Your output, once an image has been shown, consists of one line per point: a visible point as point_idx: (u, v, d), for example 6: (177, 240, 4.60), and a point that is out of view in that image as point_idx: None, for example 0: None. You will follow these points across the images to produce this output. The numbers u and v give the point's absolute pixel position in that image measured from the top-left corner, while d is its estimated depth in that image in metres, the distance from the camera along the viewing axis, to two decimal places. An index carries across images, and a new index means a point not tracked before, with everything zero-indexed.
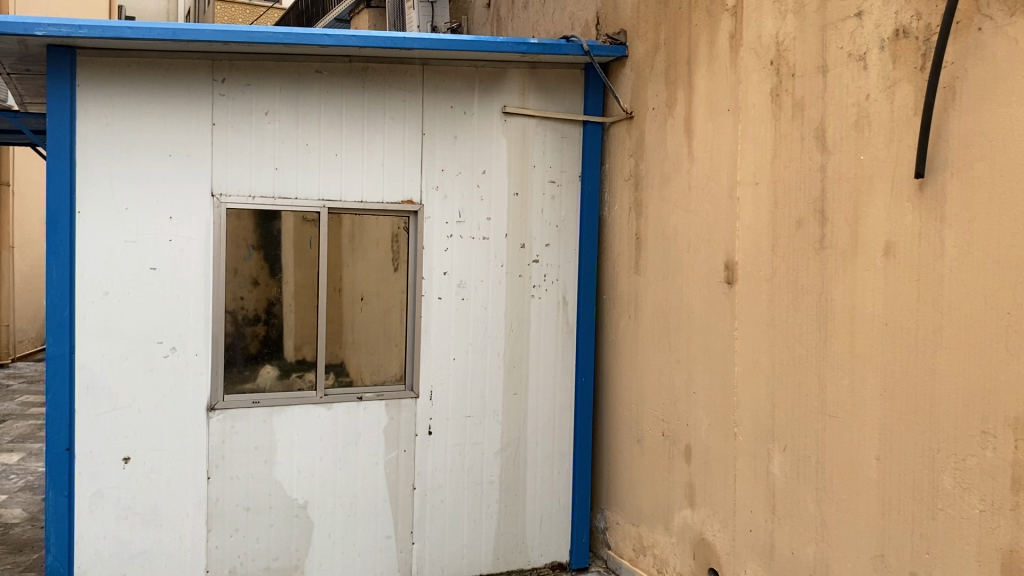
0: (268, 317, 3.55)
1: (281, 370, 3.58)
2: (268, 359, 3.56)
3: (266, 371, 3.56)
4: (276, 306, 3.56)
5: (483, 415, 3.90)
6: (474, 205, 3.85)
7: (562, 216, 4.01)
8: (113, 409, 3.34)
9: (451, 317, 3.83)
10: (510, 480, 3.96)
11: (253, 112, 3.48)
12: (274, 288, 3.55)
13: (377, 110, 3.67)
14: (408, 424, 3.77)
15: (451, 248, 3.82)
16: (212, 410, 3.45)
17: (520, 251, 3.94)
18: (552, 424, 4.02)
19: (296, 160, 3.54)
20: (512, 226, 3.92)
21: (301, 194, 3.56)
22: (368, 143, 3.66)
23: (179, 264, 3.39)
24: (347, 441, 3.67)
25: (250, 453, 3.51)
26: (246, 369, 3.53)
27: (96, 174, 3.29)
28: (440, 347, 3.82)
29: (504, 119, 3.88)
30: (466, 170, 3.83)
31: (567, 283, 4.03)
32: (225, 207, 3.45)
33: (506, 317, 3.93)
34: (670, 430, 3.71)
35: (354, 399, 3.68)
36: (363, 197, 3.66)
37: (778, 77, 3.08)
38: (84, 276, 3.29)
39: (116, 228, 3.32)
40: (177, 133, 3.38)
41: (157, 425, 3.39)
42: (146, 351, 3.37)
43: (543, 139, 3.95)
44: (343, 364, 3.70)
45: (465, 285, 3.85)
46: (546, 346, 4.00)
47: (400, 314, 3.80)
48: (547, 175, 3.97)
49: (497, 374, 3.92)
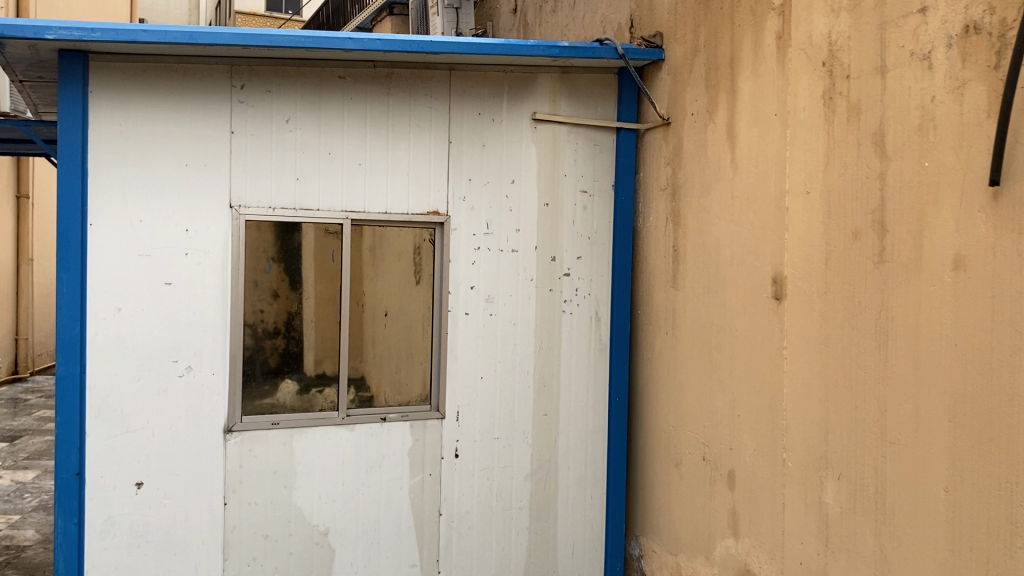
0: (286, 331, 3.39)
1: (300, 385, 3.42)
2: (287, 374, 3.40)
3: (285, 386, 3.39)
4: (297, 319, 3.40)
5: (511, 437, 3.71)
6: (503, 216, 3.67)
7: (595, 228, 3.81)
8: (126, 431, 3.17)
9: (478, 333, 3.65)
10: (541, 506, 3.76)
11: (274, 119, 3.32)
12: (293, 301, 3.38)
13: (402, 117, 3.50)
14: (433, 446, 3.58)
15: (478, 261, 3.63)
16: (230, 432, 3.28)
17: (551, 265, 3.74)
18: (585, 447, 3.82)
19: (318, 170, 3.38)
20: (542, 238, 3.73)
21: (323, 205, 3.39)
22: (393, 152, 3.49)
23: (196, 279, 3.23)
24: (370, 464, 3.49)
25: (269, 477, 3.34)
26: (266, 383, 3.37)
27: (109, 184, 3.14)
28: (467, 366, 3.63)
29: (534, 126, 3.69)
30: (495, 180, 3.65)
31: (599, 298, 3.83)
32: (245, 219, 3.29)
33: (536, 333, 3.73)
34: (711, 454, 3.51)
35: (378, 420, 3.50)
36: (387, 208, 3.49)
37: (831, 79, 2.88)
38: (96, 291, 3.13)
39: (130, 242, 3.16)
40: (194, 142, 3.22)
41: (172, 449, 3.22)
42: (160, 370, 3.20)
43: (575, 147, 3.76)
44: (364, 379, 3.53)
45: (493, 300, 3.66)
46: (577, 364, 3.80)
47: (427, 331, 3.61)
48: (579, 185, 3.78)
49: (526, 394, 3.73)
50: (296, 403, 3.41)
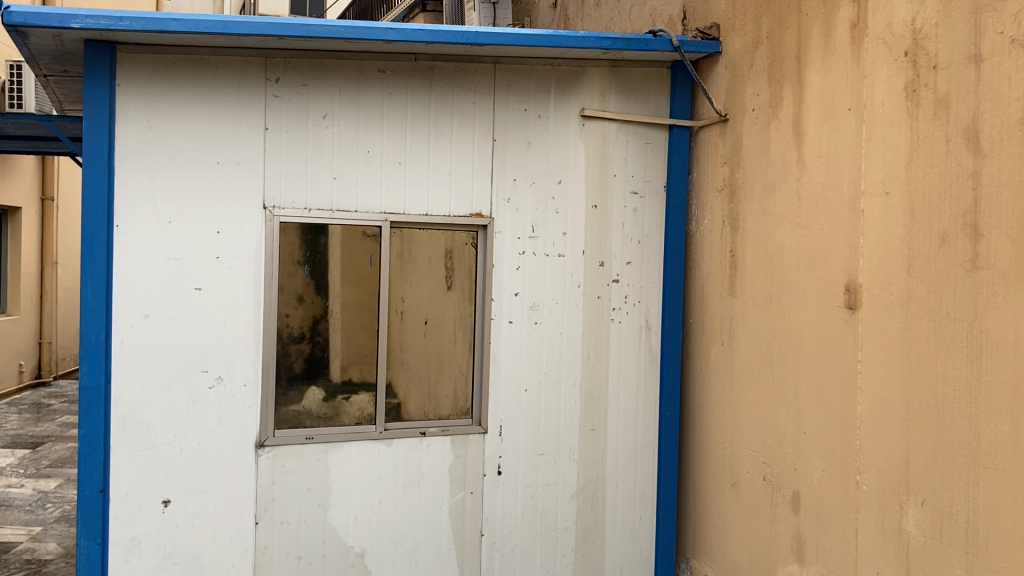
0: (312, 336, 3.19)
1: (328, 393, 3.21)
2: (314, 381, 3.19)
3: (312, 393, 3.19)
4: (323, 323, 3.20)
5: (557, 454, 3.48)
6: (549, 219, 3.45)
7: (645, 231, 3.58)
8: (153, 446, 2.99)
9: (523, 343, 3.43)
10: (588, 527, 3.54)
11: (310, 115, 3.13)
12: (319, 306, 3.19)
13: (444, 114, 3.30)
14: (475, 463, 3.37)
15: (523, 266, 3.42)
16: (262, 447, 3.09)
17: (599, 270, 3.52)
18: (634, 464, 3.59)
19: (356, 169, 3.18)
20: (590, 242, 3.51)
21: (361, 206, 3.20)
22: (434, 151, 3.29)
23: (228, 284, 3.05)
24: (409, 481, 3.28)
25: (303, 494, 3.14)
26: (292, 391, 3.16)
27: (137, 184, 2.96)
28: (510, 377, 3.41)
29: (582, 123, 3.47)
30: (541, 180, 3.43)
31: (650, 306, 3.60)
32: (279, 221, 3.10)
33: (583, 343, 3.51)
34: (773, 474, 3.28)
35: (417, 435, 3.29)
36: (428, 210, 3.29)
37: (914, 70, 2.63)
38: (122, 297, 2.95)
39: (159, 245, 2.98)
40: (226, 139, 3.04)
41: (201, 465, 3.04)
42: (189, 381, 3.02)
43: (625, 145, 3.54)
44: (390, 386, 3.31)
45: (539, 308, 3.45)
46: (626, 376, 3.57)
47: (469, 340, 3.41)
48: (630, 185, 3.55)
49: (572, 408, 3.50)
50: (328, 414, 3.20)
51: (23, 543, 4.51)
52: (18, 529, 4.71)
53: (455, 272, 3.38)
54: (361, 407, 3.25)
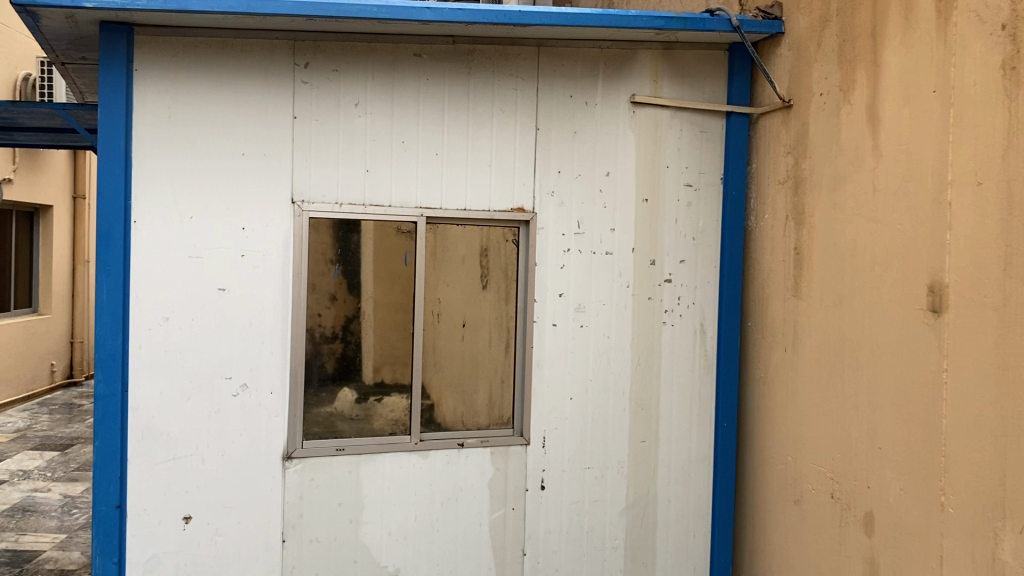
0: (345, 335, 2.97)
1: (361, 394, 3.00)
2: (347, 382, 2.99)
3: (344, 394, 2.98)
4: (355, 323, 2.98)
5: (605, 468, 3.22)
6: (597, 214, 3.17)
7: (701, 226, 3.31)
8: (173, 459, 2.78)
9: (568, 348, 3.17)
10: (638, 545, 3.28)
11: (341, 103, 2.90)
12: (353, 304, 2.97)
13: (484, 101, 3.04)
14: (517, 477, 3.13)
15: (568, 265, 3.15)
16: (289, 459, 2.88)
17: (650, 269, 3.24)
18: (687, 478, 3.33)
19: (389, 161, 2.95)
20: (641, 239, 3.23)
21: (395, 201, 2.96)
22: (473, 141, 3.04)
23: (253, 285, 2.83)
24: (446, 496, 3.05)
25: (333, 510, 2.92)
26: (323, 391, 2.96)
27: (155, 177, 2.75)
28: (554, 385, 3.16)
29: (632, 110, 3.20)
30: (588, 172, 3.16)
31: (705, 307, 3.32)
32: (308, 217, 2.88)
33: (632, 348, 3.24)
34: (842, 493, 2.99)
35: (454, 446, 3.06)
36: (467, 204, 3.05)
37: (1012, 45, 2.26)
38: (141, 299, 2.74)
39: (180, 243, 2.77)
40: (251, 129, 2.82)
41: (224, 479, 2.82)
42: (212, 389, 2.81)
43: (679, 133, 3.27)
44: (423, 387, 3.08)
45: (585, 310, 3.18)
46: (680, 384, 3.31)
47: (511, 344, 3.17)
48: (684, 177, 3.28)
49: (621, 418, 3.24)
50: (363, 416, 2.99)
51: (47, 551, 4.35)
52: (41, 537, 4.56)
53: (495, 271, 3.14)
54: (395, 407, 3.03)
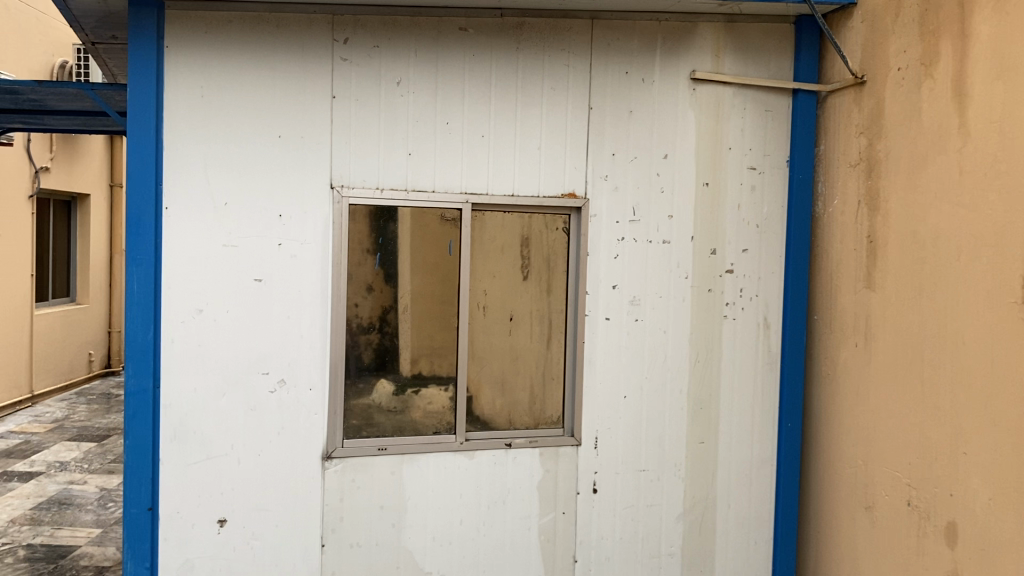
0: (381, 326, 2.78)
1: (399, 386, 2.81)
2: (384, 373, 2.80)
3: (382, 386, 2.80)
4: (392, 313, 2.79)
5: (661, 471, 3.03)
6: (653, 200, 2.96)
7: (765, 213, 3.10)
8: (207, 459, 2.63)
9: (622, 343, 2.97)
10: (695, 553, 3.09)
11: (383, 81, 2.71)
12: (390, 295, 2.78)
13: (533, 79, 2.84)
14: (568, 480, 2.94)
15: (623, 254, 2.95)
16: (329, 459, 2.71)
17: (710, 259, 3.04)
18: (749, 482, 3.13)
19: (433, 143, 2.76)
20: (701, 226, 3.02)
21: (439, 186, 2.77)
22: (523, 122, 2.83)
23: (292, 276, 2.66)
24: (493, 500, 2.86)
25: (375, 514, 2.75)
26: (361, 382, 2.77)
27: (188, 160, 2.58)
28: (607, 383, 2.96)
29: (692, 87, 2.99)
30: (645, 154, 2.95)
31: (769, 300, 3.11)
32: (348, 203, 2.69)
33: (690, 343, 3.03)
34: (921, 501, 2.72)
35: (502, 447, 2.87)
36: (516, 190, 2.85)
37: None
38: (173, 291, 2.59)
39: (214, 230, 2.61)
40: (286, 109, 2.64)
41: (261, 481, 2.67)
42: (249, 385, 2.65)
43: (742, 114, 3.05)
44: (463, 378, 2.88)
45: (640, 303, 2.97)
46: (742, 381, 3.10)
47: (553, 336, 2.96)
48: (747, 160, 3.07)
49: (679, 418, 3.04)
50: (400, 409, 2.81)
51: (82, 547, 4.25)
52: (78, 532, 4.47)
53: (538, 260, 2.93)
54: (433, 400, 2.84)
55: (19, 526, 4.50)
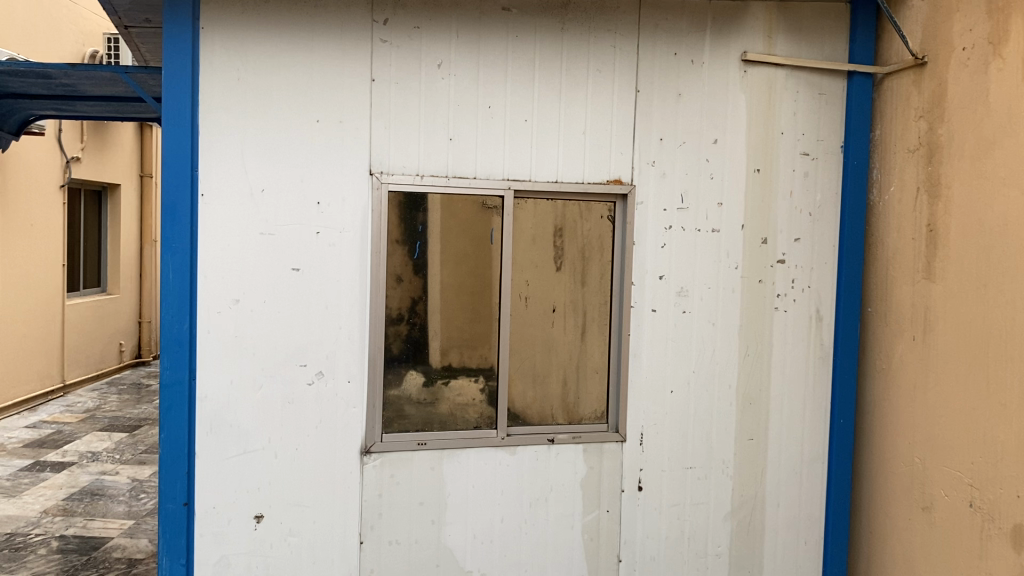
0: (410, 317, 2.69)
1: (428, 377, 2.72)
2: (413, 365, 2.71)
3: (412, 377, 2.71)
4: (421, 304, 2.70)
5: (708, 468, 2.92)
6: (702, 187, 2.85)
7: (818, 201, 2.98)
8: (243, 453, 2.54)
9: (668, 335, 2.86)
10: (743, 553, 2.98)
11: (423, 63, 2.61)
12: (419, 285, 2.69)
13: (578, 60, 2.73)
14: (611, 477, 2.84)
15: (669, 243, 2.83)
16: (368, 454, 2.63)
17: (761, 249, 2.92)
18: (799, 480, 3.02)
19: (475, 128, 2.66)
20: (751, 215, 2.91)
21: (480, 172, 2.68)
22: (567, 105, 2.73)
23: (330, 264, 2.58)
24: (536, 496, 2.77)
25: (415, 510, 2.67)
26: (389, 373, 2.68)
27: (224, 145, 2.49)
28: (653, 377, 2.85)
29: (743, 69, 2.86)
30: (694, 139, 2.83)
31: (822, 291, 3.00)
32: (387, 190, 2.60)
33: (740, 336, 2.92)
34: (984, 501, 2.50)
35: (544, 442, 2.77)
36: (559, 176, 2.74)
37: None
38: (209, 280, 2.49)
39: (251, 217, 2.52)
40: (323, 93, 2.55)
41: (298, 476, 2.59)
42: (287, 377, 2.56)
43: (795, 97, 2.93)
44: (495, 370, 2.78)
45: (687, 294, 2.86)
46: (793, 376, 2.99)
47: (589, 328, 2.86)
48: (800, 145, 2.94)
49: (727, 414, 2.93)
50: (429, 401, 2.72)
51: (115, 539, 4.22)
52: (110, 523, 4.44)
53: (572, 251, 2.83)
54: (463, 391, 2.75)
55: (53, 517, 4.48)
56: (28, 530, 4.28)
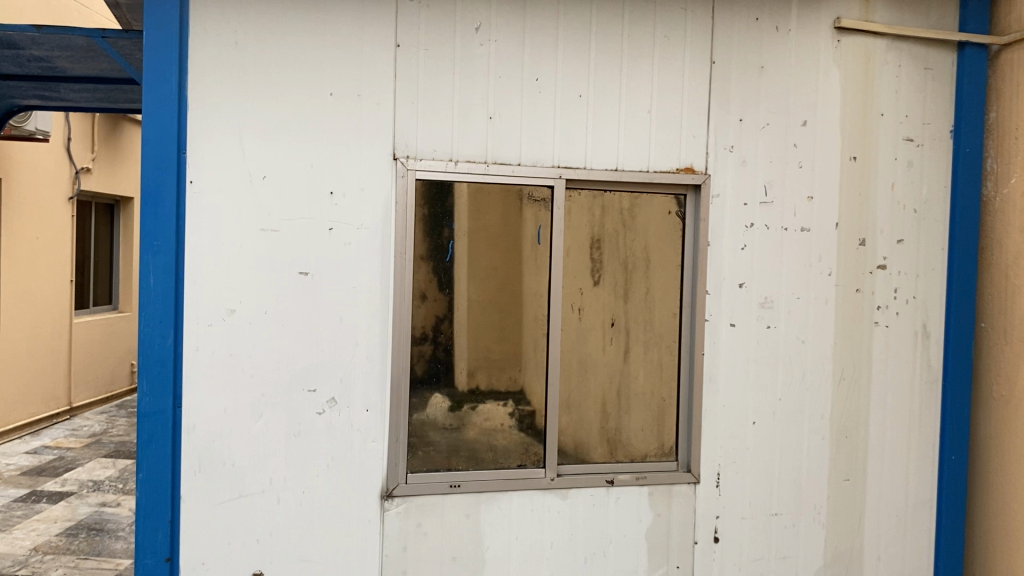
0: (435, 335, 2.23)
1: (453, 402, 2.26)
2: (436, 388, 2.24)
3: (436, 403, 2.24)
4: (446, 322, 2.24)
5: (796, 515, 2.44)
6: (790, 177, 2.39)
7: (924, 195, 2.50)
8: (239, 497, 2.10)
9: (749, 354, 2.38)
10: None
11: (459, 27, 2.18)
12: (445, 304, 2.23)
13: (642, 25, 2.29)
14: (682, 527, 2.36)
15: (751, 244, 2.37)
16: (390, 498, 2.17)
17: (859, 252, 2.45)
18: (904, 530, 2.52)
19: (519, 105, 2.22)
20: (848, 210, 2.44)
21: (526, 158, 2.23)
22: (630, 79, 2.28)
23: (345, 269, 2.14)
24: (592, 551, 2.30)
25: (446, 567, 2.21)
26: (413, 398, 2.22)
27: (219, 124, 2.07)
28: (731, 405, 2.38)
29: (837, 38, 2.41)
30: (779, 120, 2.37)
31: (929, 303, 2.52)
32: (415, 179, 2.17)
33: (834, 356, 2.44)
34: None
35: (603, 484, 2.30)
36: (619, 163, 2.29)
37: None
38: (199, 287, 2.06)
39: (251, 210, 2.09)
40: (339, 62, 2.12)
41: (306, 524, 2.13)
42: (293, 406, 2.12)
43: (897, 72, 2.46)
44: (522, 392, 2.31)
45: (772, 305, 2.39)
46: (896, 404, 2.50)
47: (657, 347, 2.40)
48: (903, 129, 2.47)
49: (819, 449, 2.44)
50: (455, 427, 2.26)
51: None
52: (105, 563, 3.98)
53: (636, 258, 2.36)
54: (490, 416, 2.29)
55: (42, 556, 4.03)
56: (14, 571, 3.84)
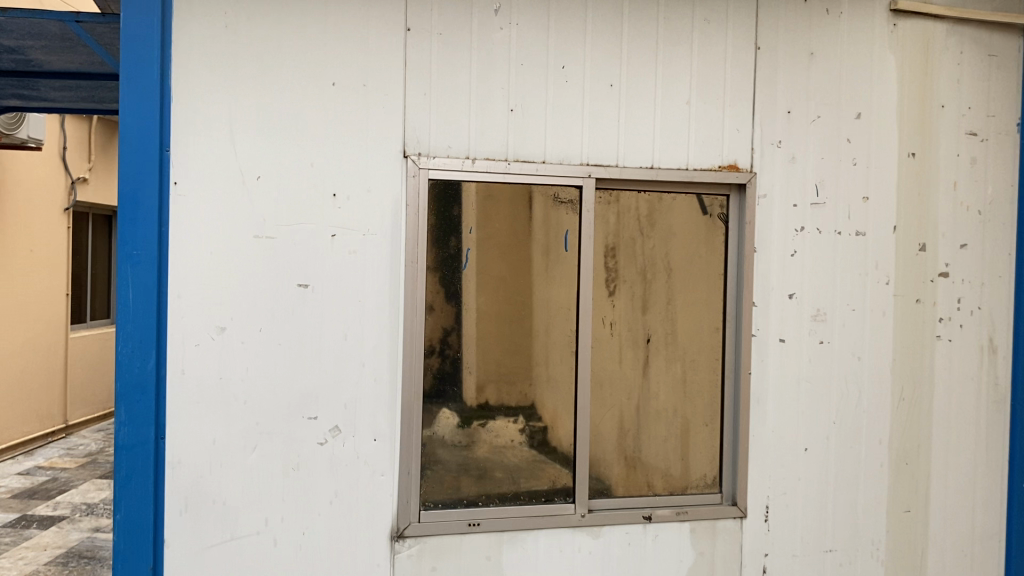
0: (443, 348, 1.98)
1: (462, 418, 2.01)
2: (444, 403, 1.99)
3: (443, 418, 1.99)
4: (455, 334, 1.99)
5: (853, 552, 2.19)
6: (843, 175, 2.15)
7: (989, 195, 2.26)
8: (230, 539, 1.86)
9: (800, 373, 2.14)
10: None
11: (477, 10, 1.95)
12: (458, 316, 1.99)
13: (680, 7, 2.06)
14: (728, 567, 2.11)
15: (801, 250, 2.13)
16: (402, 539, 1.93)
17: (919, 258, 2.21)
18: (970, 567, 2.27)
19: (543, 96, 1.99)
20: (906, 212, 2.20)
21: (551, 155, 2.00)
22: (667, 66, 2.05)
23: (349, 281, 1.90)
24: None
25: None
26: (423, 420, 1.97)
27: (207, 120, 1.84)
28: (781, 430, 2.14)
29: (893, 22, 2.17)
30: (831, 111, 2.14)
31: (995, 314, 2.27)
32: (428, 179, 1.94)
33: (893, 373, 2.20)
34: None
35: (640, 522, 2.06)
36: (655, 160, 2.06)
37: None
38: (185, 302, 1.83)
39: (243, 214, 1.85)
40: (342, 48, 1.89)
41: (306, 569, 1.89)
42: (291, 436, 1.88)
43: (958, 59, 2.22)
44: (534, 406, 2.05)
45: (825, 318, 2.15)
46: (961, 426, 2.26)
47: (696, 365, 2.16)
48: (966, 122, 2.24)
49: (878, 478, 2.20)
50: (464, 445, 2.01)
51: None
52: None
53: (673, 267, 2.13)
54: (501, 433, 2.04)
55: None
56: None
